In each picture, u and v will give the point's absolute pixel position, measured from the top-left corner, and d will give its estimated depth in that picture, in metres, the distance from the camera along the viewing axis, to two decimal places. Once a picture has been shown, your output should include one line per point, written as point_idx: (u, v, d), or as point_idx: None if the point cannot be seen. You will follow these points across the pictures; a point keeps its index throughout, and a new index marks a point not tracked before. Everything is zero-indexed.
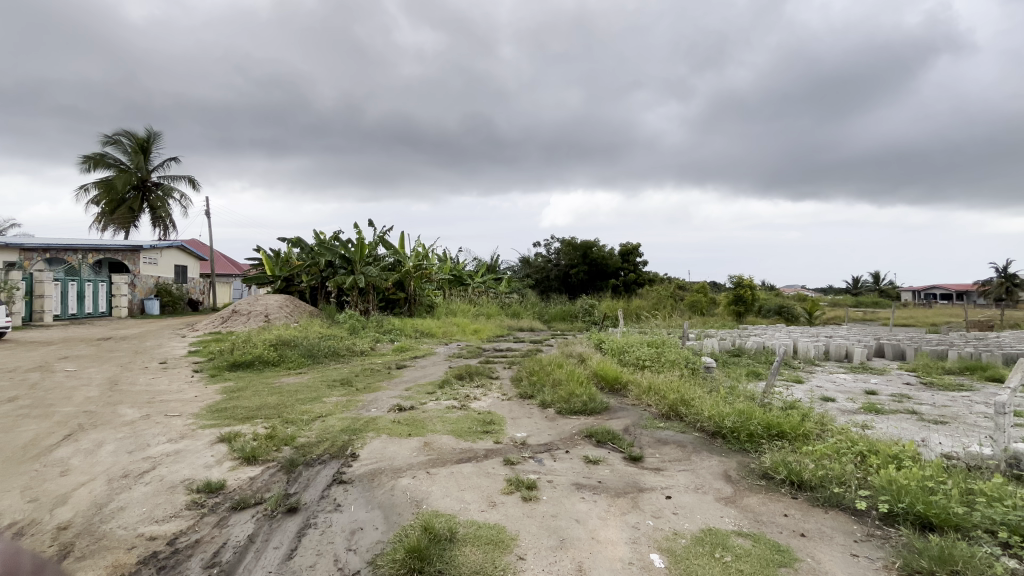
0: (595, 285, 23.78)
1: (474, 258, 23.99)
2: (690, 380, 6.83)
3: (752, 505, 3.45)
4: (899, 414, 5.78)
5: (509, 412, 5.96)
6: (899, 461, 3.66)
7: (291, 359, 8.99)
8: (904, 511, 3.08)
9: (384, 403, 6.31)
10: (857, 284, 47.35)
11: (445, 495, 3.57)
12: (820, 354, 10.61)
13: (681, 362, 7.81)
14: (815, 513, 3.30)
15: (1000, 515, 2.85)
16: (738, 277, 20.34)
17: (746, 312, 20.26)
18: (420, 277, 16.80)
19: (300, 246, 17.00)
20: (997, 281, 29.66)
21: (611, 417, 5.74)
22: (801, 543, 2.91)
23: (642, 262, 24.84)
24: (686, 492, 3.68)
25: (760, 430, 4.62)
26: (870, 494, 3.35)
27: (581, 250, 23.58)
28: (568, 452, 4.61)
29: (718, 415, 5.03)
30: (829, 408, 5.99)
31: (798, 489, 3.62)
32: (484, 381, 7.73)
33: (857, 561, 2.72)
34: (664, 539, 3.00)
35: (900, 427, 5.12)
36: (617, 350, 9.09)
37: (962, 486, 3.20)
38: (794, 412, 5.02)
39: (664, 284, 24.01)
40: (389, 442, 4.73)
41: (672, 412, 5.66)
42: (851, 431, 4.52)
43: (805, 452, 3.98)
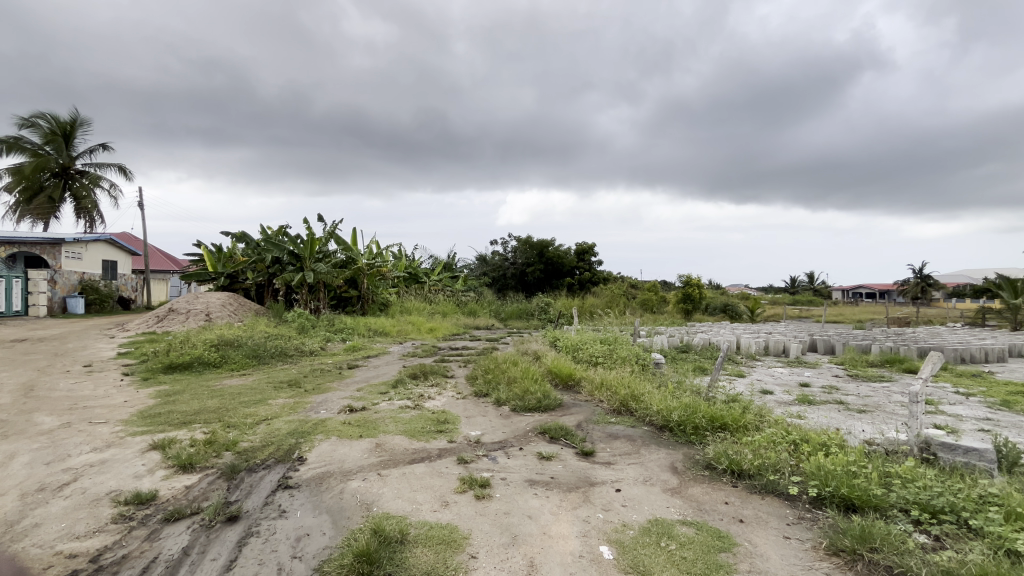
0: (551, 284, 24.06)
1: (431, 257, 23.75)
2: (640, 375, 7.07)
3: (696, 494, 3.61)
4: (828, 404, 6.23)
5: (463, 411, 5.93)
6: (828, 448, 3.93)
7: (234, 360, 8.55)
8: (831, 495, 3.31)
9: (335, 404, 6.12)
10: (794, 284, 50.62)
11: (397, 497, 3.51)
12: (760, 349, 11.23)
13: (632, 359, 8.05)
14: (753, 499, 3.50)
15: (912, 495, 3.12)
16: (686, 276, 21.22)
17: (694, 310, 21.16)
18: (373, 274, 16.44)
19: (245, 241, 16.21)
20: (913, 281, 32.48)
21: (564, 413, 5.84)
22: (740, 529, 3.07)
23: (596, 261, 25.36)
24: (635, 485, 3.79)
25: (704, 423, 4.84)
26: (801, 480, 3.58)
27: (537, 249, 23.83)
28: (522, 449, 4.65)
29: (665, 409, 5.23)
30: (767, 401, 6.36)
31: (738, 478, 3.82)
32: (439, 379, 7.65)
33: (789, 543, 2.89)
34: (612, 530, 3.08)
35: (829, 417, 5.51)
36: (571, 347, 9.23)
37: (881, 470, 3.47)
38: (735, 405, 5.29)
39: (617, 283, 24.61)
40: (340, 444, 4.60)
41: (623, 407, 5.84)
42: (785, 421, 4.81)
43: (746, 443, 4.20)
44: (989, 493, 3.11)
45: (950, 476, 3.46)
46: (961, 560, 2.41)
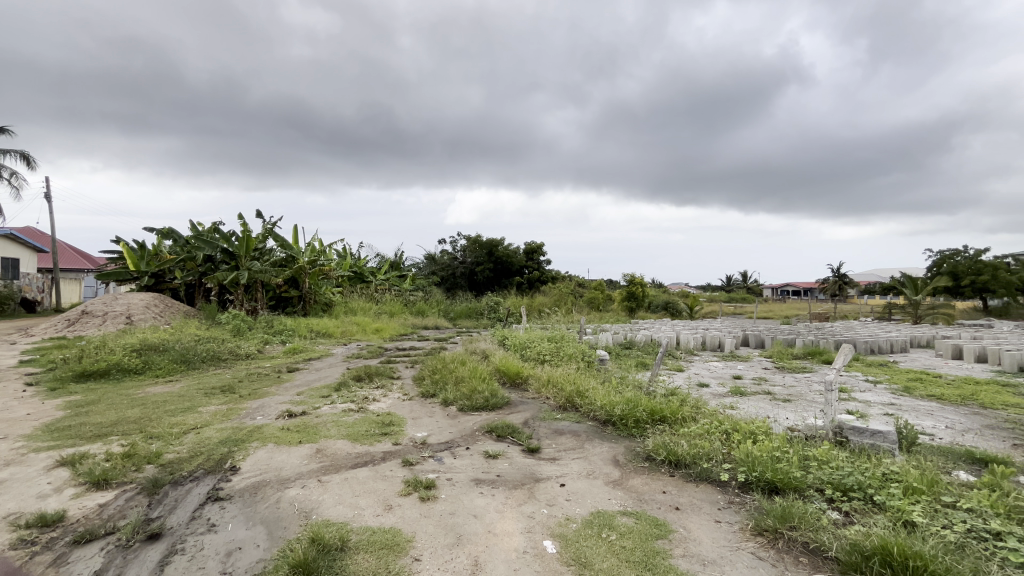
0: (501, 283, 24.14)
1: (377, 256, 23.20)
2: (585, 372, 7.26)
3: (636, 485, 3.75)
4: (757, 395, 6.66)
5: (409, 413, 5.84)
6: (755, 436, 4.20)
7: (159, 366, 7.93)
8: (757, 479, 3.54)
9: (272, 410, 5.84)
10: (728, 283, 53.78)
11: (338, 503, 3.40)
12: (698, 344, 11.83)
13: (578, 356, 8.24)
14: (688, 488, 3.68)
15: (826, 476, 3.40)
16: (631, 275, 21.99)
17: (637, 308, 21.98)
18: (316, 273, 15.81)
19: (172, 237, 15.09)
20: (832, 279, 35.43)
21: (512, 411, 5.90)
22: (676, 516, 3.22)
23: (545, 261, 25.70)
24: (579, 479, 3.89)
25: (645, 416, 5.03)
26: (731, 467, 3.81)
27: (486, 248, 23.86)
28: (469, 449, 4.63)
29: (609, 404, 5.40)
30: (703, 393, 6.71)
31: (675, 468, 4.01)
32: (385, 381, 7.49)
33: (720, 527, 3.07)
34: (556, 525, 3.14)
35: (757, 407, 5.91)
36: (519, 345, 9.31)
37: (801, 453, 3.76)
38: (674, 398, 5.54)
39: (565, 282, 25.06)
40: (277, 451, 4.39)
41: (569, 403, 5.97)
42: (718, 412, 5.10)
43: (682, 434, 4.41)
44: (891, 470, 3.45)
45: (859, 456, 3.81)
46: (865, 531, 2.66)
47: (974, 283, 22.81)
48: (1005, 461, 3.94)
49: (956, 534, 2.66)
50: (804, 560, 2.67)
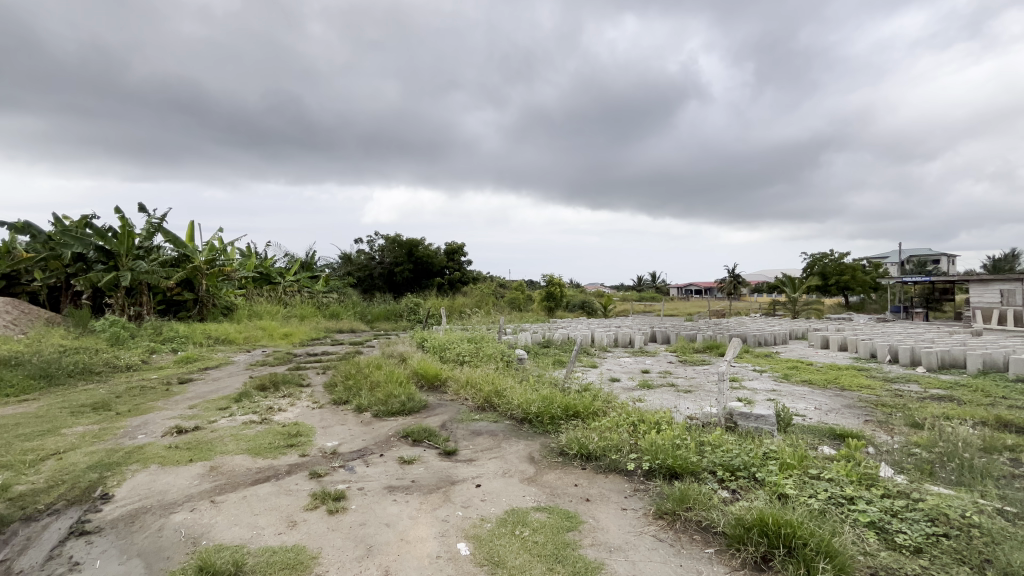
0: (421, 284, 23.67)
1: (286, 256, 21.73)
2: (504, 371, 7.33)
3: (550, 480, 3.85)
4: (663, 387, 7.15)
5: (319, 422, 5.52)
6: (659, 425, 4.51)
7: (10, 384, 6.76)
8: (658, 467, 3.79)
9: (158, 427, 5.22)
10: (639, 282, 57.27)
11: (233, 525, 3.11)
12: (611, 341, 12.44)
13: (498, 356, 8.31)
14: (598, 479, 3.85)
15: (717, 459, 3.73)
16: (550, 275, 22.65)
17: (556, 307, 22.67)
18: (215, 274, 14.45)
19: (30, 233, 12.97)
20: (727, 279, 39.10)
21: (429, 414, 5.80)
22: (586, 507, 3.35)
23: (466, 261, 25.62)
24: (494, 479, 3.91)
25: (560, 412, 5.19)
26: (637, 456, 4.04)
27: (406, 248, 23.30)
28: (383, 455, 4.48)
29: (525, 402, 5.50)
30: (615, 388, 7.07)
31: (587, 460, 4.18)
32: (294, 389, 7.02)
33: (625, 513, 3.25)
34: (470, 526, 3.13)
35: (662, 398, 6.34)
36: (438, 347, 9.18)
37: (697, 439, 4.09)
38: (587, 394, 5.78)
39: (486, 282, 25.19)
40: (161, 472, 3.94)
41: (487, 403, 6.00)
42: (627, 405, 5.41)
43: (594, 428, 4.60)
44: (770, 449, 3.86)
45: (746, 439, 4.22)
46: (748, 506, 2.95)
47: (839, 282, 26.36)
48: (858, 435, 4.59)
49: (820, 501, 3.05)
50: (698, 538, 2.91)
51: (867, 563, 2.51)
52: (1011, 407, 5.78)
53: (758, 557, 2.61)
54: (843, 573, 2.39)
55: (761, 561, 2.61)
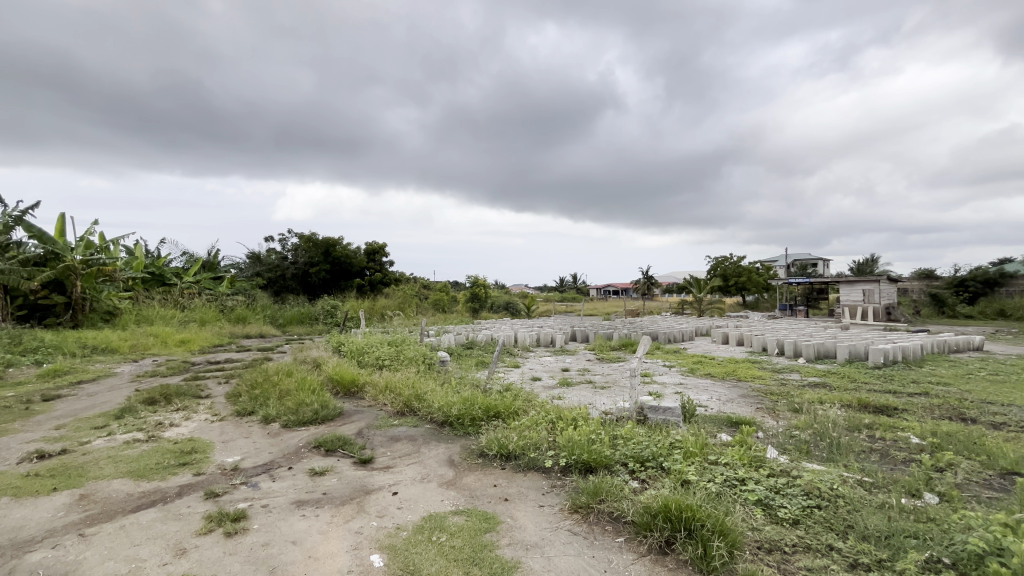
0: (338, 285, 22.57)
1: (183, 255, 19.73)
2: (425, 374, 7.19)
3: (469, 483, 3.83)
4: (581, 384, 7.42)
5: (219, 436, 5.05)
6: (575, 422, 4.65)
7: None
8: (574, 462, 3.91)
9: (13, 452, 4.46)
10: (562, 283, 59.01)
11: (107, 559, 2.74)
12: (533, 341, 12.68)
13: (419, 358, 8.14)
14: (517, 478, 3.89)
15: (628, 451, 3.93)
16: (474, 277, 22.64)
17: (480, 308, 22.71)
18: (93, 275, 12.74)
19: None
20: (642, 280, 41.54)
21: (344, 422, 5.52)
22: (504, 507, 3.37)
23: (387, 261, 24.86)
24: (412, 485, 3.81)
25: (480, 413, 5.18)
26: (554, 453, 4.14)
27: (322, 247, 22.10)
28: (291, 468, 4.19)
29: (446, 405, 5.43)
30: (536, 387, 7.21)
31: (506, 460, 4.21)
32: (189, 402, 6.35)
33: (542, 510, 3.31)
34: (385, 536, 3.02)
35: (580, 395, 6.58)
36: (356, 351, 8.79)
37: (611, 433, 4.28)
38: (508, 394, 5.83)
39: (409, 284, 24.64)
40: (15, 506, 3.37)
41: (407, 408, 5.85)
42: (546, 403, 5.53)
43: (513, 427, 4.65)
44: (676, 440, 4.14)
45: (655, 430, 4.49)
46: (654, 494, 3.12)
47: (736, 284, 29.05)
48: (750, 421, 5.07)
49: (717, 484, 3.31)
50: (610, 528, 3.04)
51: (755, 537, 2.76)
52: (870, 390, 6.70)
53: (662, 541, 2.78)
54: (734, 549, 2.61)
55: (665, 545, 2.77)
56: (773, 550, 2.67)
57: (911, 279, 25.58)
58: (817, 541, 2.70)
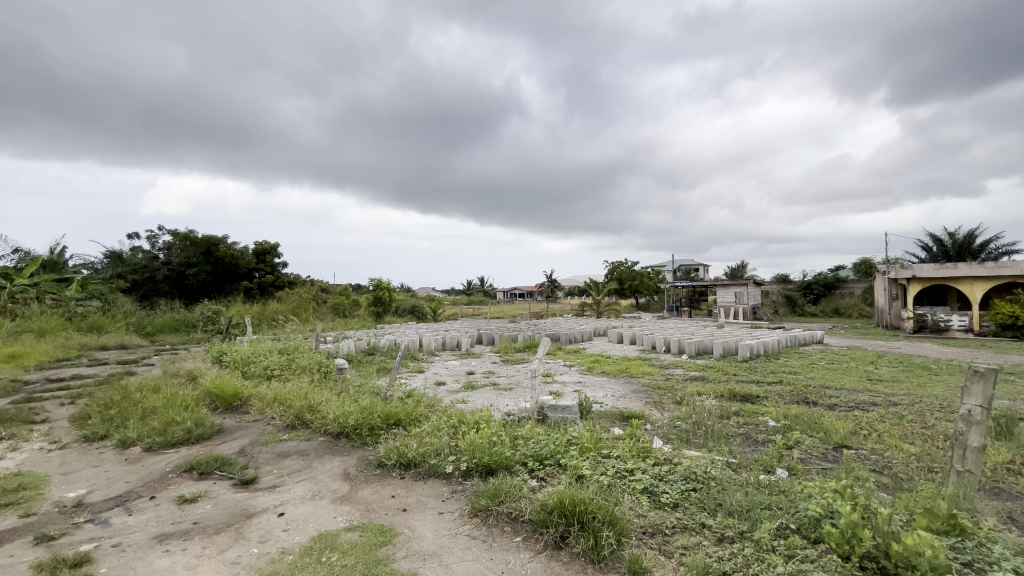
0: (221, 288, 20.38)
1: (16, 252, 16.50)
2: (320, 384, 6.73)
3: (365, 496, 3.65)
4: (485, 387, 7.46)
5: (59, 467, 4.27)
6: (478, 425, 4.65)
7: None
8: (475, 466, 3.90)
9: None
10: (468, 286, 59.08)
11: None
12: (439, 345, 12.52)
13: (314, 366, 7.62)
14: (417, 487, 3.79)
15: (528, 451, 4.02)
16: (378, 279, 21.80)
17: (384, 312, 21.92)
18: None
19: None
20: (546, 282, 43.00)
21: (223, 440, 4.98)
22: (402, 518, 3.26)
23: (280, 262, 23.01)
24: (301, 503, 3.54)
25: (379, 422, 4.96)
26: (455, 458, 4.11)
27: (201, 247, 19.85)
28: (154, 498, 3.67)
29: (342, 415, 5.12)
30: (440, 392, 7.11)
31: (405, 469, 4.09)
32: (18, 429, 5.28)
33: (442, 517, 3.26)
34: (268, 563, 2.76)
35: (485, 398, 6.61)
36: (240, 361, 7.98)
37: (512, 435, 4.35)
38: (409, 400, 5.66)
39: (306, 287, 23.04)
40: None
41: (298, 420, 5.44)
42: (449, 407, 5.47)
43: (414, 434, 4.53)
44: (573, 436, 4.31)
45: (554, 429, 4.65)
46: (551, 491, 3.22)
47: (631, 287, 31.32)
48: (639, 415, 5.46)
49: (609, 477, 3.51)
50: (508, 529, 3.07)
51: (640, 524, 2.96)
52: (738, 382, 7.58)
53: (557, 536, 2.87)
54: (622, 536, 2.78)
55: (560, 540, 2.87)
56: (655, 533, 2.89)
57: (771, 283, 29.60)
58: (692, 520, 2.98)
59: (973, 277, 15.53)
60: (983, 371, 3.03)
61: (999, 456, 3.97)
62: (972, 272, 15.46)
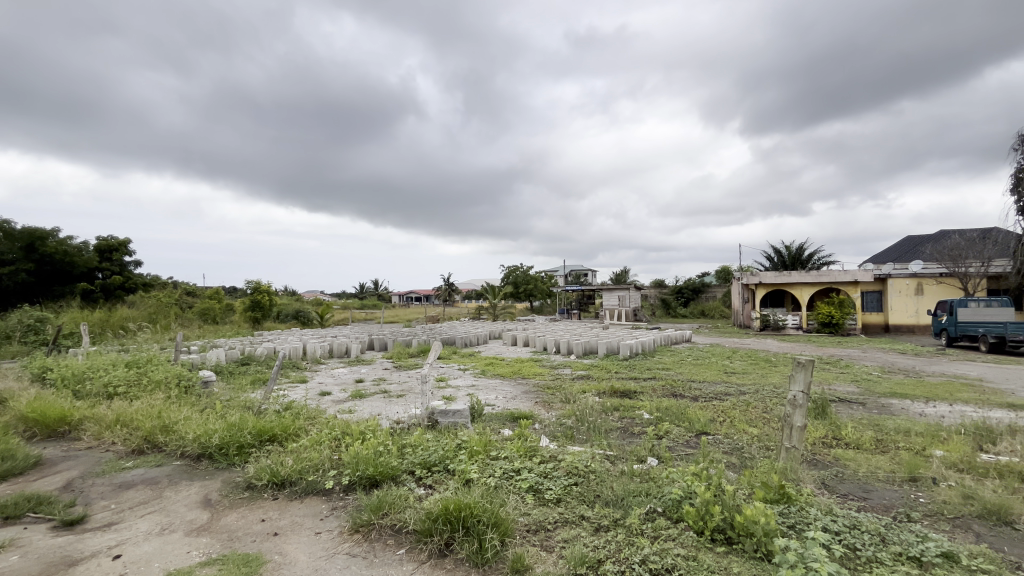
0: (49, 291, 16.98)
1: None
2: (179, 400, 5.91)
3: (229, 523, 3.26)
4: (375, 395, 7.13)
5: None
6: (363, 435, 4.41)
7: None
8: (358, 479, 3.69)
9: None
10: (361, 290, 56.41)
11: None
12: (325, 352, 11.72)
13: (172, 381, 6.67)
14: (291, 507, 3.49)
15: (416, 460, 3.91)
16: (256, 282, 19.82)
17: (264, 318, 19.96)
18: None
19: None
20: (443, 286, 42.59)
21: (42, 475, 4.11)
22: (272, 544, 2.97)
23: (131, 262, 19.88)
24: (146, 540, 3.05)
25: (250, 439, 4.47)
26: (337, 473, 3.86)
27: (20, 241, 16.39)
28: None
29: (204, 434, 4.53)
30: (324, 402, 6.64)
31: (279, 489, 3.74)
32: None
33: (319, 538, 3.03)
34: None
35: (374, 406, 6.33)
36: (72, 378, 6.70)
37: (400, 443, 4.20)
38: (287, 413, 5.20)
39: (166, 290, 20.17)
40: None
41: (147, 444, 4.71)
42: (333, 419, 5.13)
43: (291, 450, 4.16)
44: (463, 441, 4.29)
45: (444, 434, 4.59)
46: (437, 498, 3.16)
47: (525, 291, 32.28)
48: (529, 415, 5.62)
49: (496, 479, 3.54)
50: (391, 542, 2.96)
51: (525, 522, 3.03)
52: (620, 379, 8.17)
53: (442, 544, 2.82)
54: (506, 537, 2.82)
55: (444, 548, 2.83)
56: (538, 530, 2.98)
57: (649, 288, 32.50)
58: (573, 513, 3.12)
59: (803, 283, 18.57)
60: (803, 361, 3.62)
61: (816, 433, 4.77)
62: (802, 278, 18.46)
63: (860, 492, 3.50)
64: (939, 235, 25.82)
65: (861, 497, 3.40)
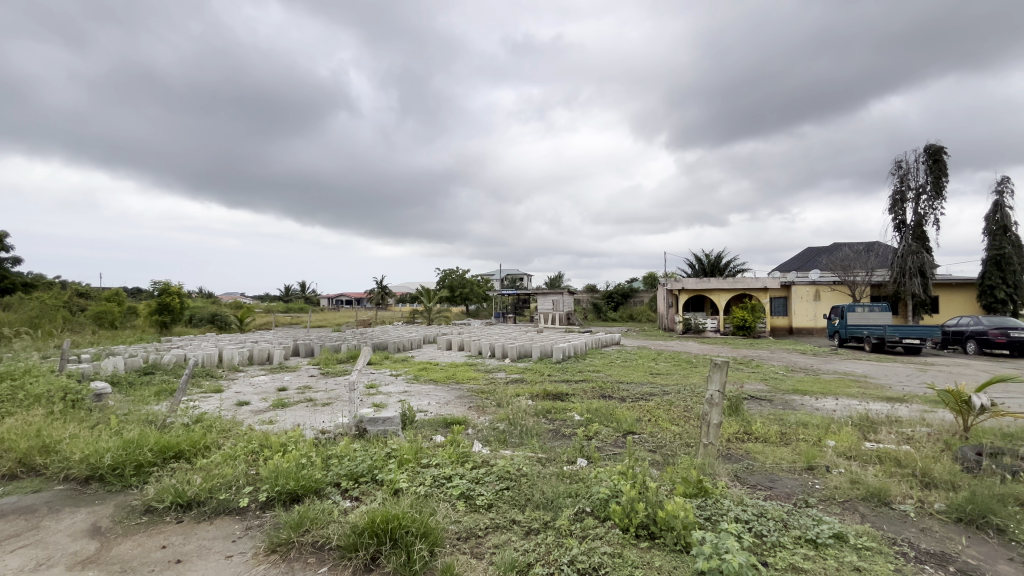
0: None
1: None
2: (65, 416, 5.22)
3: (123, 553, 2.91)
4: (299, 404, 6.73)
5: None
6: (284, 447, 4.14)
7: None
8: (276, 495, 3.44)
9: None
10: (286, 292, 53.28)
11: None
12: (244, 359, 10.91)
13: (57, 394, 5.88)
14: (199, 529, 3.19)
15: (341, 471, 3.72)
16: (164, 283, 18.05)
17: (173, 322, 18.23)
18: None
19: None
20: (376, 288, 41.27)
21: None
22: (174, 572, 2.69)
23: (9, 258, 17.37)
24: None
25: (152, 457, 4.04)
26: (253, 490, 3.59)
27: None
28: None
29: (95, 453, 4.03)
30: (241, 413, 6.17)
31: (184, 510, 3.40)
32: None
33: (229, 562, 2.79)
34: None
35: (296, 416, 5.97)
36: None
37: (324, 455, 3.98)
38: (197, 427, 4.76)
39: (52, 291, 17.81)
40: None
41: (23, 468, 4.10)
42: (251, 431, 4.77)
43: (199, 466, 3.81)
44: (392, 449, 4.15)
45: (373, 443, 4.42)
46: (364, 510, 3.03)
47: (461, 294, 32.10)
48: (462, 420, 5.56)
49: (426, 487, 3.46)
50: (312, 560, 2.78)
51: (455, 530, 2.98)
52: (552, 382, 8.31)
53: (368, 558, 2.70)
54: (435, 547, 2.76)
55: (370, 562, 2.71)
56: (469, 537, 2.94)
57: (582, 292, 33.52)
58: (503, 518, 3.12)
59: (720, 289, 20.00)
60: (719, 362, 3.88)
61: (730, 429, 5.13)
62: (719, 285, 19.88)
63: (766, 482, 3.81)
64: (833, 247, 28.93)
65: (767, 486, 3.71)
